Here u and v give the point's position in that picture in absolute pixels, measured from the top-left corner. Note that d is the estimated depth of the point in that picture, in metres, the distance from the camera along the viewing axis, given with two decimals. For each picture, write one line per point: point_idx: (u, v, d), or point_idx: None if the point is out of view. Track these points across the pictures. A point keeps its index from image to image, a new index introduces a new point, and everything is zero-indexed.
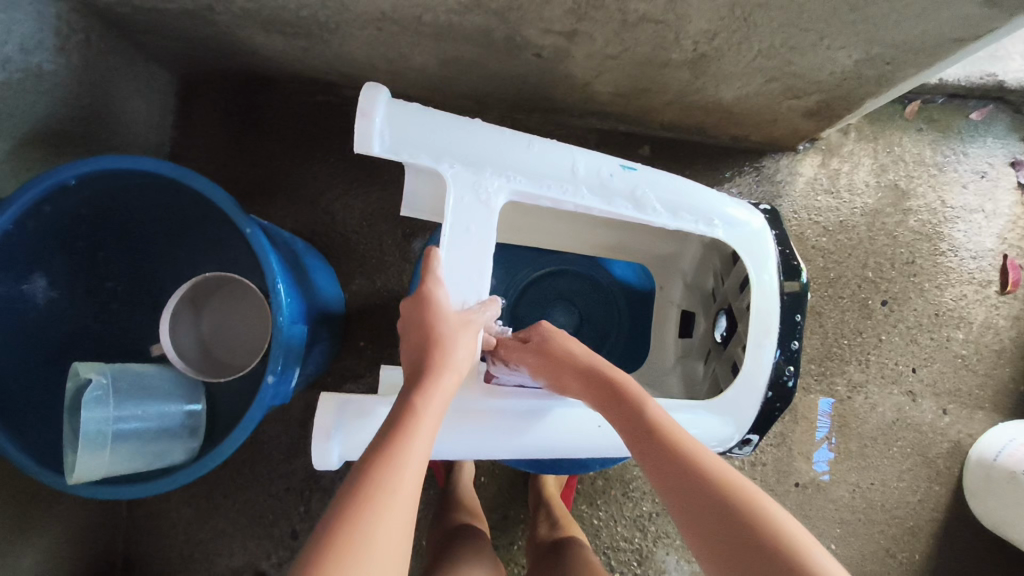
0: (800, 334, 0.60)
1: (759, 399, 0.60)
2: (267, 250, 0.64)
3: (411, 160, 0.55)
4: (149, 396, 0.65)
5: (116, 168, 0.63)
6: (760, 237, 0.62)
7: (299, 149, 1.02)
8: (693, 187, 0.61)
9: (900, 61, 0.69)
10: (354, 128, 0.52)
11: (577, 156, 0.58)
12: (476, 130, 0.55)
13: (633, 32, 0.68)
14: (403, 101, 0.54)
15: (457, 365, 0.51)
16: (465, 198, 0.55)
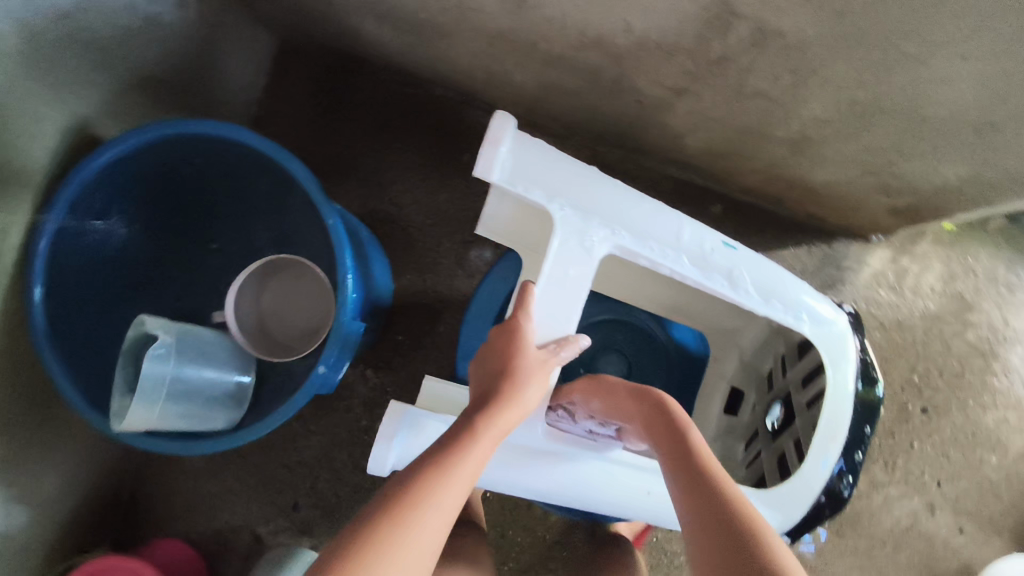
0: (865, 447, 0.60)
1: (809, 502, 0.60)
2: (344, 245, 0.65)
3: (524, 193, 0.54)
4: (204, 360, 0.67)
5: (220, 135, 0.65)
6: (844, 339, 0.62)
7: (379, 135, 1.03)
8: (781, 277, 0.62)
9: (1006, 186, 0.68)
10: (478, 153, 0.53)
11: (683, 225, 0.58)
12: (593, 181, 0.57)
13: (743, 104, 0.68)
14: (530, 138, 0.55)
15: (524, 399, 0.51)
16: (570, 242, 0.55)
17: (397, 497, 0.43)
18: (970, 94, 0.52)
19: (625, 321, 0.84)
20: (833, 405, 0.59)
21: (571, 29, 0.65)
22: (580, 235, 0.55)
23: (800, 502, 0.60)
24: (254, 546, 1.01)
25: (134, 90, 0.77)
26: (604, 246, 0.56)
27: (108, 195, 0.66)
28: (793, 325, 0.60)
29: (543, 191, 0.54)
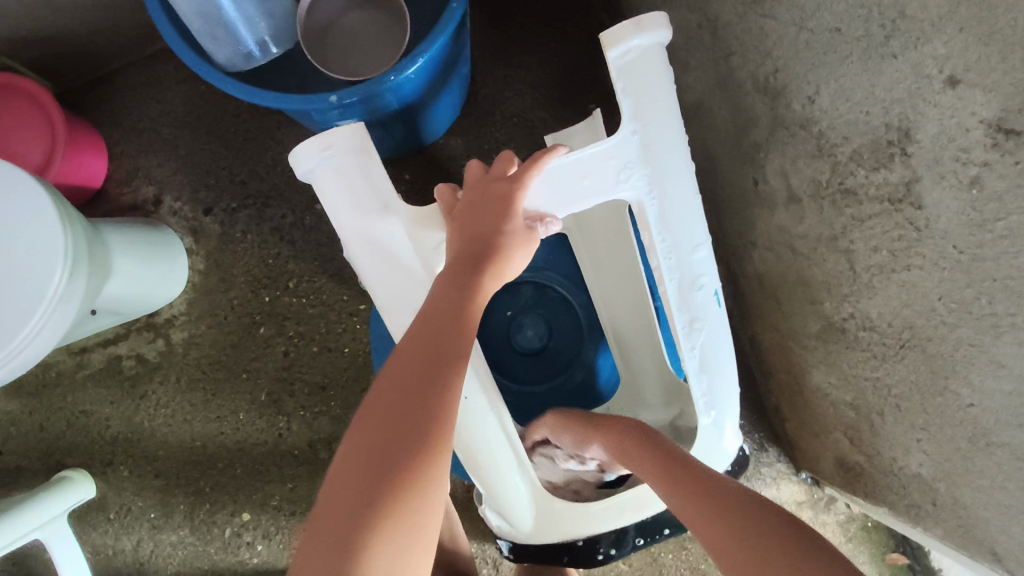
0: (654, 538, 0.70)
1: (570, 535, 0.65)
2: (446, 30, 0.61)
3: (619, 92, 0.55)
4: (256, 2, 0.66)
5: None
6: (717, 454, 0.63)
7: (548, 21, 0.99)
8: (726, 367, 0.61)
9: (941, 514, 0.65)
10: (617, 25, 0.54)
11: (703, 250, 0.58)
12: (675, 139, 0.56)
13: (826, 252, 0.65)
14: (665, 56, 0.55)
15: (509, 264, 0.57)
16: (611, 159, 0.56)
17: (404, 392, 0.48)
18: (1001, 396, 0.49)
19: (579, 325, 0.81)
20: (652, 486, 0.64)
21: (768, 61, 0.62)
22: (624, 164, 0.56)
23: (567, 529, 0.65)
24: (150, 205, 1.00)
25: None
26: (631, 191, 0.56)
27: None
28: (699, 409, 0.61)
29: (633, 104, 0.55)
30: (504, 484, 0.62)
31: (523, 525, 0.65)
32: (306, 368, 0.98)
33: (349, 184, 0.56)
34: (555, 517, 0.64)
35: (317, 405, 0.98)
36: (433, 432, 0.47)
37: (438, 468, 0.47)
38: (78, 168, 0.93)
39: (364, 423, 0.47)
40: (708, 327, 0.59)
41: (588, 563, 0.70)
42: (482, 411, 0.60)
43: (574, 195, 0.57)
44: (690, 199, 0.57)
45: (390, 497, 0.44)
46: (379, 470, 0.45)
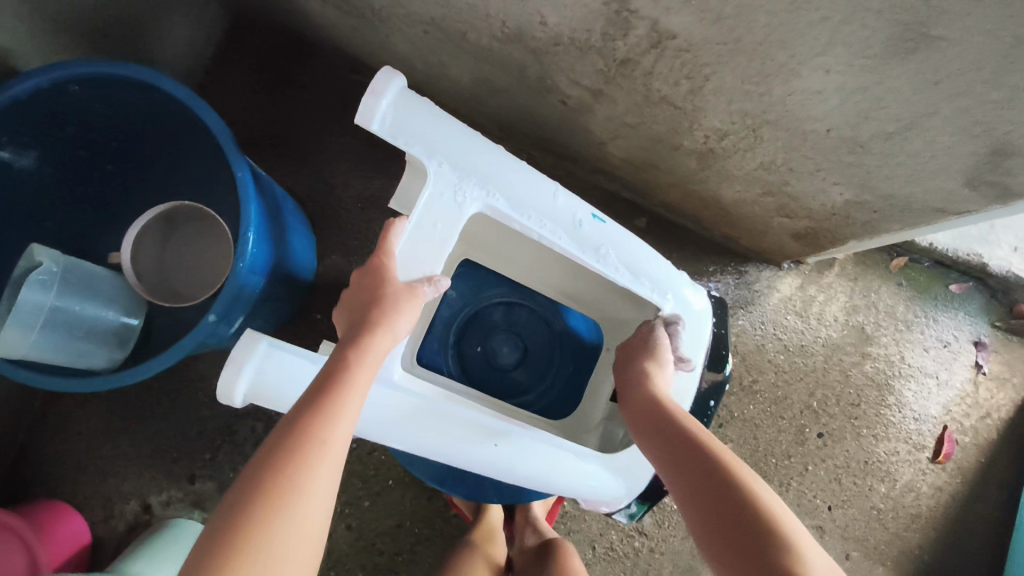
0: (710, 417, 0.69)
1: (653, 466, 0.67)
2: (249, 198, 0.65)
3: (403, 148, 0.56)
4: (92, 299, 0.65)
5: (152, 86, 0.61)
6: (699, 319, 0.68)
7: (319, 116, 1.05)
8: (651, 257, 0.66)
9: (885, 213, 0.72)
10: (361, 102, 0.54)
11: (558, 193, 0.61)
12: (475, 141, 0.59)
13: (652, 109, 0.72)
14: (413, 93, 0.56)
15: (394, 326, 0.55)
16: (442, 195, 0.58)
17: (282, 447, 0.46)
18: (839, 111, 0.56)
19: (534, 312, 0.83)
20: (678, 388, 0.66)
21: (493, 18, 0.68)
22: (454, 191, 0.58)
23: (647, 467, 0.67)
24: (143, 515, 0.99)
25: (63, 36, 0.77)
26: (475, 204, 0.59)
27: (37, 123, 0.61)
28: (657, 302, 0.66)
29: (423, 146, 0.56)
30: (580, 485, 0.65)
31: (615, 492, 0.67)
32: (373, 525, 0.97)
33: (287, 382, 0.56)
34: (629, 464, 0.66)
35: (402, 543, 0.97)
36: (290, 491, 0.44)
37: (288, 525, 0.43)
38: (64, 540, 0.91)
39: (247, 470, 0.46)
40: (614, 244, 0.63)
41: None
42: (517, 448, 0.61)
43: (437, 242, 0.59)
44: (521, 171, 0.60)
45: (233, 551, 0.41)
46: (246, 513, 0.43)
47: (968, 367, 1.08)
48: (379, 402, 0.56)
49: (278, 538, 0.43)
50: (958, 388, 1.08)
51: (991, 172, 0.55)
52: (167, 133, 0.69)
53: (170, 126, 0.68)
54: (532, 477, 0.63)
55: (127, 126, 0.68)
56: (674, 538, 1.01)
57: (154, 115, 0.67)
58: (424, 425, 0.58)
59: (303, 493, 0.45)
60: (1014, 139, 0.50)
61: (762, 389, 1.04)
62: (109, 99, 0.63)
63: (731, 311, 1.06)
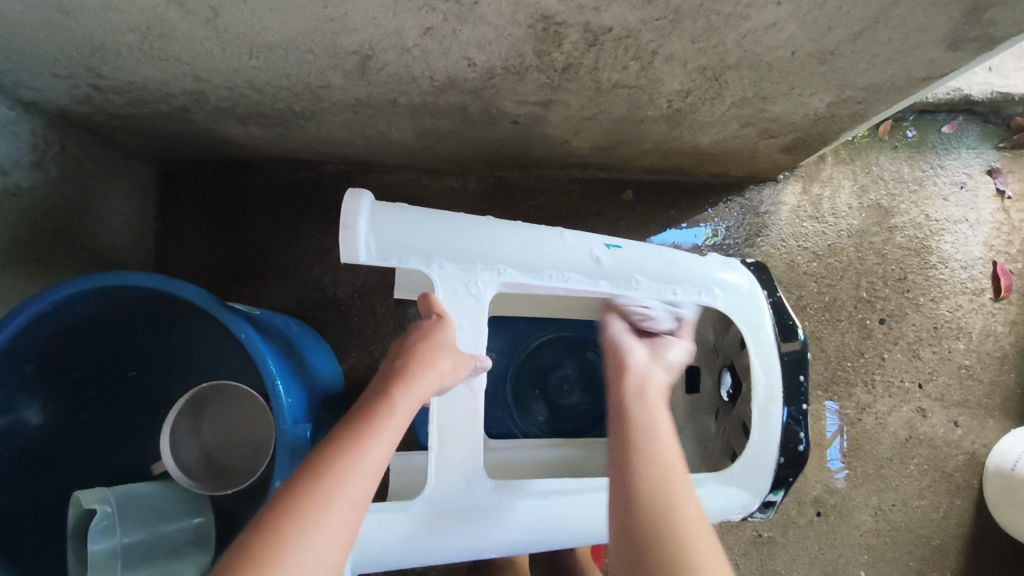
0: (807, 394, 0.62)
1: (772, 463, 0.61)
2: (263, 353, 0.62)
3: (400, 264, 0.54)
4: (157, 519, 0.61)
5: (108, 286, 0.59)
6: (752, 298, 0.64)
7: (283, 228, 1.02)
8: (678, 259, 0.62)
9: (871, 101, 0.69)
10: (339, 240, 0.52)
11: (565, 237, 0.59)
12: (464, 226, 0.56)
13: (607, 97, 0.69)
14: (386, 204, 0.54)
15: (441, 367, 0.52)
16: (456, 293, 0.56)
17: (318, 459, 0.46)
18: (799, 33, 0.54)
19: (579, 340, 0.80)
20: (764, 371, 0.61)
21: (420, 78, 0.65)
22: (466, 284, 0.56)
23: (763, 466, 0.61)
24: None
25: (10, 269, 0.74)
26: (491, 288, 0.57)
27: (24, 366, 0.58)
28: (704, 301, 0.62)
29: (418, 254, 0.54)
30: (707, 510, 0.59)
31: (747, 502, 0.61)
32: None
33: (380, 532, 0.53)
34: (748, 471, 0.61)
35: None
36: (315, 493, 0.43)
37: (310, 525, 0.42)
38: None
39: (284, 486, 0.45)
40: (640, 265, 0.60)
41: (804, 462, 0.62)
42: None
43: (472, 339, 0.57)
44: (519, 232, 0.57)
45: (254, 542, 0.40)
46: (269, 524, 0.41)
47: (992, 197, 1.06)
48: (487, 518, 0.56)
49: (301, 540, 0.41)
50: (991, 221, 1.06)
51: (970, 28, 0.53)
52: (152, 316, 0.66)
53: (155, 312, 0.66)
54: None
55: (112, 330, 0.66)
56: None
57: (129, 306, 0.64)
58: (531, 523, 0.57)
59: (325, 519, 0.42)
60: None
61: (810, 302, 1.02)
62: (78, 322, 0.61)
63: (749, 243, 1.04)
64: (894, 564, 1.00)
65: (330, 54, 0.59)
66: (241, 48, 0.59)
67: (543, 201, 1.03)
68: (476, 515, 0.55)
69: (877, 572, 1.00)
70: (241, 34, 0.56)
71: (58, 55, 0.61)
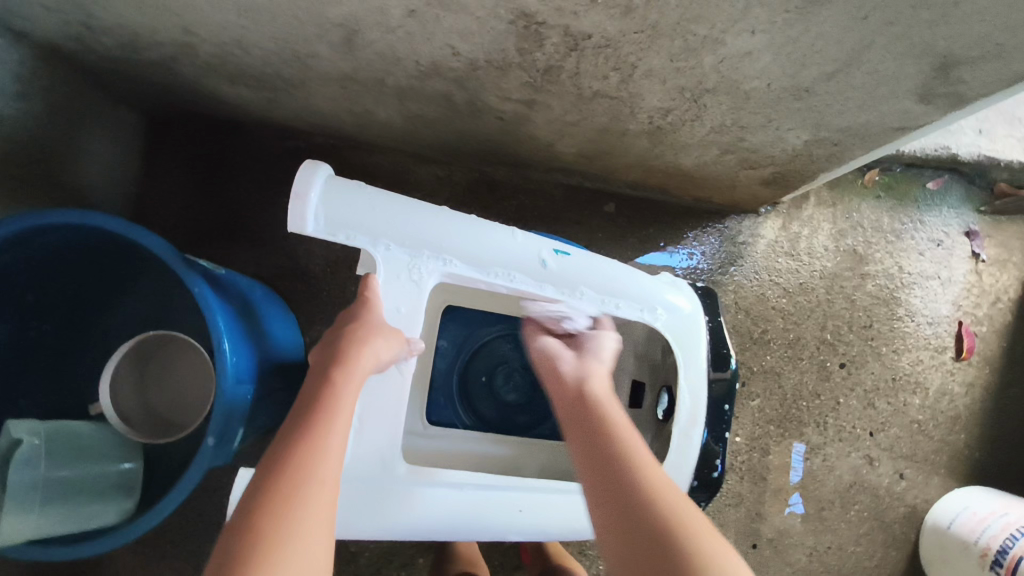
0: (729, 422, 0.64)
1: (686, 483, 0.62)
2: (214, 310, 0.62)
3: (346, 241, 0.55)
4: (84, 457, 0.62)
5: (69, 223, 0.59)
6: (692, 322, 0.64)
7: (265, 194, 1.03)
8: (627, 273, 0.63)
9: (847, 144, 0.70)
10: (288, 208, 0.53)
11: (515, 237, 0.59)
12: (415, 212, 0.56)
13: (589, 105, 0.70)
14: (340, 180, 0.55)
15: (377, 346, 0.54)
16: (398, 278, 0.58)
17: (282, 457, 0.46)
18: (774, 65, 0.54)
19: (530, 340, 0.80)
20: (689, 397, 0.62)
21: (405, 60, 0.65)
22: (409, 270, 0.58)
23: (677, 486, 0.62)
24: None
25: None
26: (433, 277, 0.58)
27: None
28: (647, 319, 0.63)
29: (365, 233, 0.55)
30: None
31: None
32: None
33: None
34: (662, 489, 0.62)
35: None
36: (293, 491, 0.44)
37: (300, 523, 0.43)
38: None
39: (252, 493, 0.44)
40: (587, 275, 0.61)
41: (717, 487, 0.63)
42: (538, 503, 0.61)
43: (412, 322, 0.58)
44: (467, 226, 0.58)
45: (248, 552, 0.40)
46: (258, 531, 0.42)
47: (966, 258, 1.07)
48: (398, 500, 0.56)
49: (293, 538, 0.42)
50: (962, 281, 1.07)
51: (941, 84, 0.54)
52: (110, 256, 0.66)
53: (113, 253, 0.66)
54: (553, 526, 0.62)
55: (75, 262, 0.65)
56: (730, 508, 1.00)
57: (83, 240, 0.62)
58: (442, 508, 0.58)
59: (312, 511, 0.44)
60: (956, 51, 0.49)
61: (774, 337, 1.03)
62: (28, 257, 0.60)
63: (722, 270, 1.04)
64: None
65: (316, 23, 0.60)
66: (229, 6, 0.59)
67: (525, 201, 1.04)
68: (389, 495, 0.56)
69: None
70: None
71: None
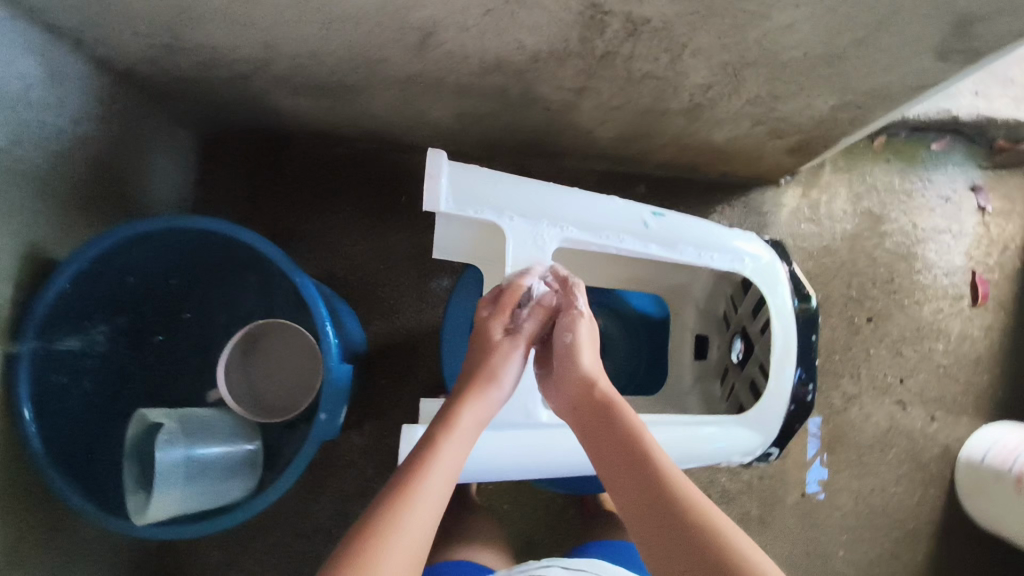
0: (817, 351, 0.70)
1: (783, 410, 0.70)
2: (315, 297, 0.68)
3: (475, 214, 0.63)
4: (212, 440, 0.68)
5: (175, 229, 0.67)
6: (773, 269, 0.71)
7: (316, 200, 1.09)
8: (710, 230, 0.71)
9: (870, 106, 0.78)
10: (424, 190, 0.61)
11: (614, 205, 0.68)
12: (528, 187, 0.65)
13: (637, 87, 0.76)
14: (464, 164, 0.63)
15: (501, 386, 0.60)
16: (525, 245, 0.65)
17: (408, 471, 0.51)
18: (812, 35, 0.62)
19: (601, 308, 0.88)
20: (783, 333, 0.69)
21: (471, 58, 0.72)
22: (533, 238, 0.65)
23: (774, 414, 0.69)
24: None
25: (76, 211, 0.80)
26: (555, 240, 0.66)
27: (102, 293, 0.69)
28: (736, 267, 0.70)
29: (490, 207, 0.63)
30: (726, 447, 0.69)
31: (757, 443, 0.70)
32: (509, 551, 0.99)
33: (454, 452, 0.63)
34: (763, 417, 0.69)
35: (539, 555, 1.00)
36: (405, 497, 0.49)
37: (405, 522, 0.47)
38: None
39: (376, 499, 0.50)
40: (683, 233, 0.70)
41: (810, 409, 0.70)
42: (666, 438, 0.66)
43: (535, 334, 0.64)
44: (574, 197, 0.67)
45: (359, 545, 0.45)
46: (376, 528, 0.46)
47: (973, 212, 1.15)
48: (544, 443, 0.65)
49: (399, 534, 0.46)
50: (972, 233, 1.14)
51: (958, 41, 0.62)
52: (214, 254, 0.75)
53: (212, 251, 0.74)
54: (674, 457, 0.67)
55: (183, 261, 0.75)
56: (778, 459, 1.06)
57: (191, 243, 0.72)
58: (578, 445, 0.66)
59: (416, 514, 0.48)
60: (973, 8, 0.56)
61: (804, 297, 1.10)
62: (144, 257, 0.71)
63: None
64: (871, 545, 1.07)
65: (396, 28, 0.66)
66: (318, 18, 0.65)
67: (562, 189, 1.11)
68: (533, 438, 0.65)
69: (854, 553, 1.07)
70: (322, 5, 0.62)
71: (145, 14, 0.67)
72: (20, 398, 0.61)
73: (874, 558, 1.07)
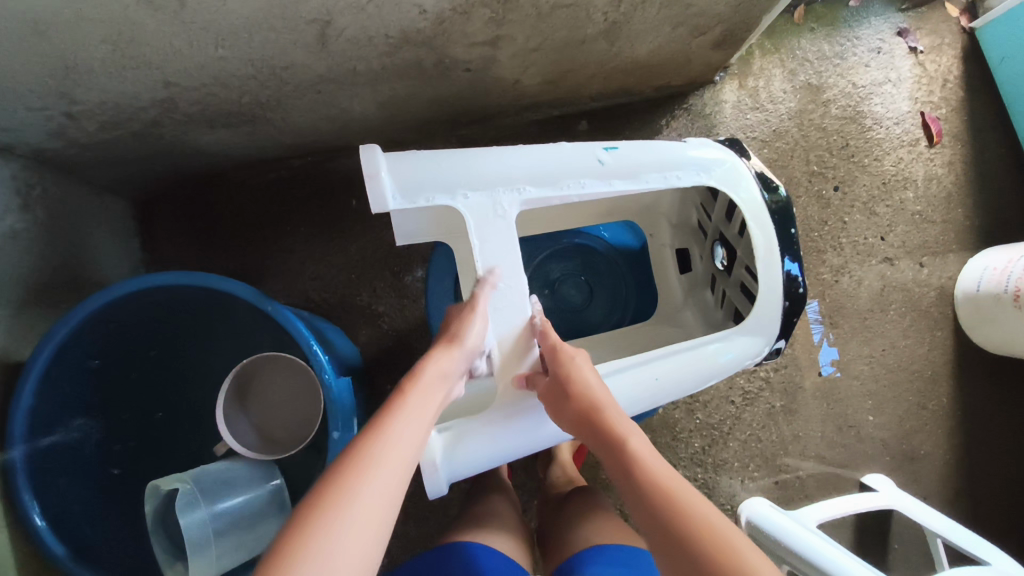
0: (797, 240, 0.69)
1: (780, 306, 0.69)
2: (294, 321, 0.66)
3: (426, 201, 0.61)
4: (233, 489, 0.66)
5: (127, 295, 0.65)
6: (734, 169, 0.70)
7: (267, 231, 1.06)
8: (663, 149, 0.70)
9: None
10: (367, 190, 0.59)
11: (563, 152, 0.67)
12: (471, 158, 0.63)
13: (549, 21, 0.74)
14: (399, 154, 0.61)
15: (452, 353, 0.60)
16: (485, 216, 0.63)
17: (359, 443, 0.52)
18: None
19: (578, 249, 0.92)
20: (760, 228, 0.68)
21: (376, 38, 0.69)
22: (493, 208, 0.63)
23: (772, 315, 0.69)
24: None
25: (27, 310, 0.77)
26: (514, 205, 0.64)
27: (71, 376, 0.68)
28: (698, 177, 0.69)
29: (439, 188, 0.61)
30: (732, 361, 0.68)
31: (762, 348, 0.70)
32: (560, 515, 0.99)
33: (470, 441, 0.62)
34: (762, 322, 0.69)
35: None
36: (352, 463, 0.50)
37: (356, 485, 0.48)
38: None
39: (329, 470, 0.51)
40: (639, 160, 0.68)
41: (804, 301, 0.70)
42: (672, 366, 0.66)
43: (513, 363, 0.63)
44: (521, 156, 0.65)
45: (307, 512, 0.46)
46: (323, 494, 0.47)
47: (906, 55, 1.15)
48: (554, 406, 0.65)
49: (351, 500, 0.47)
50: (911, 76, 1.15)
51: None
52: (179, 306, 0.73)
53: (176, 304, 0.72)
54: (683, 384, 0.68)
55: (149, 321, 0.73)
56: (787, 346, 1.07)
57: (152, 302, 0.70)
58: None
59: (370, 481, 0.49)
60: None
61: None
62: (107, 329, 0.69)
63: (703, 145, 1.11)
64: (896, 401, 1.09)
65: (291, 28, 0.63)
66: (208, 39, 0.62)
67: None
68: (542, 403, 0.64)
69: (883, 414, 1.09)
70: (207, 22, 0.59)
71: (29, 87, 0.63)
72: (25, 500, 0.62)
73: (902, 413, 1.09)
